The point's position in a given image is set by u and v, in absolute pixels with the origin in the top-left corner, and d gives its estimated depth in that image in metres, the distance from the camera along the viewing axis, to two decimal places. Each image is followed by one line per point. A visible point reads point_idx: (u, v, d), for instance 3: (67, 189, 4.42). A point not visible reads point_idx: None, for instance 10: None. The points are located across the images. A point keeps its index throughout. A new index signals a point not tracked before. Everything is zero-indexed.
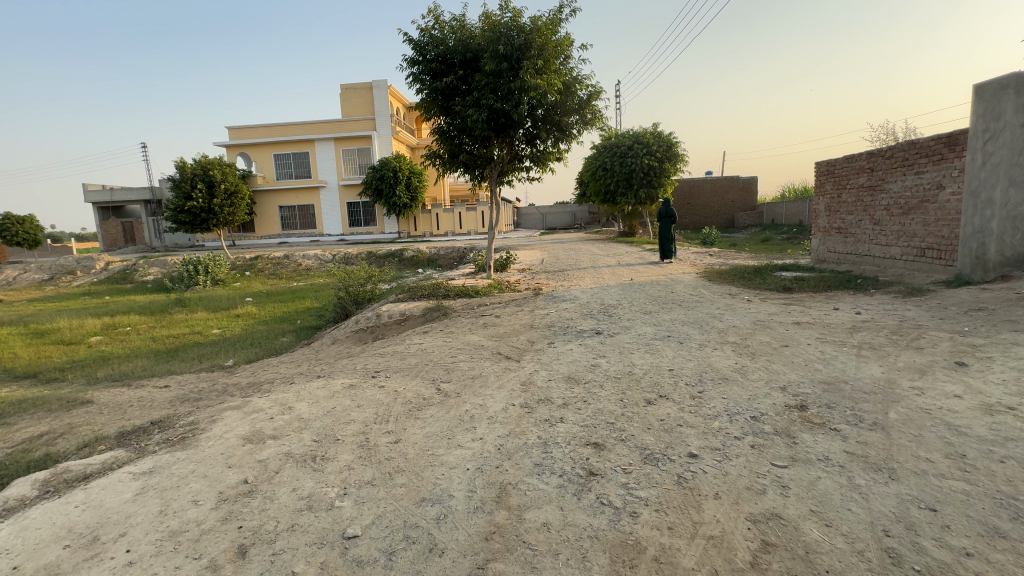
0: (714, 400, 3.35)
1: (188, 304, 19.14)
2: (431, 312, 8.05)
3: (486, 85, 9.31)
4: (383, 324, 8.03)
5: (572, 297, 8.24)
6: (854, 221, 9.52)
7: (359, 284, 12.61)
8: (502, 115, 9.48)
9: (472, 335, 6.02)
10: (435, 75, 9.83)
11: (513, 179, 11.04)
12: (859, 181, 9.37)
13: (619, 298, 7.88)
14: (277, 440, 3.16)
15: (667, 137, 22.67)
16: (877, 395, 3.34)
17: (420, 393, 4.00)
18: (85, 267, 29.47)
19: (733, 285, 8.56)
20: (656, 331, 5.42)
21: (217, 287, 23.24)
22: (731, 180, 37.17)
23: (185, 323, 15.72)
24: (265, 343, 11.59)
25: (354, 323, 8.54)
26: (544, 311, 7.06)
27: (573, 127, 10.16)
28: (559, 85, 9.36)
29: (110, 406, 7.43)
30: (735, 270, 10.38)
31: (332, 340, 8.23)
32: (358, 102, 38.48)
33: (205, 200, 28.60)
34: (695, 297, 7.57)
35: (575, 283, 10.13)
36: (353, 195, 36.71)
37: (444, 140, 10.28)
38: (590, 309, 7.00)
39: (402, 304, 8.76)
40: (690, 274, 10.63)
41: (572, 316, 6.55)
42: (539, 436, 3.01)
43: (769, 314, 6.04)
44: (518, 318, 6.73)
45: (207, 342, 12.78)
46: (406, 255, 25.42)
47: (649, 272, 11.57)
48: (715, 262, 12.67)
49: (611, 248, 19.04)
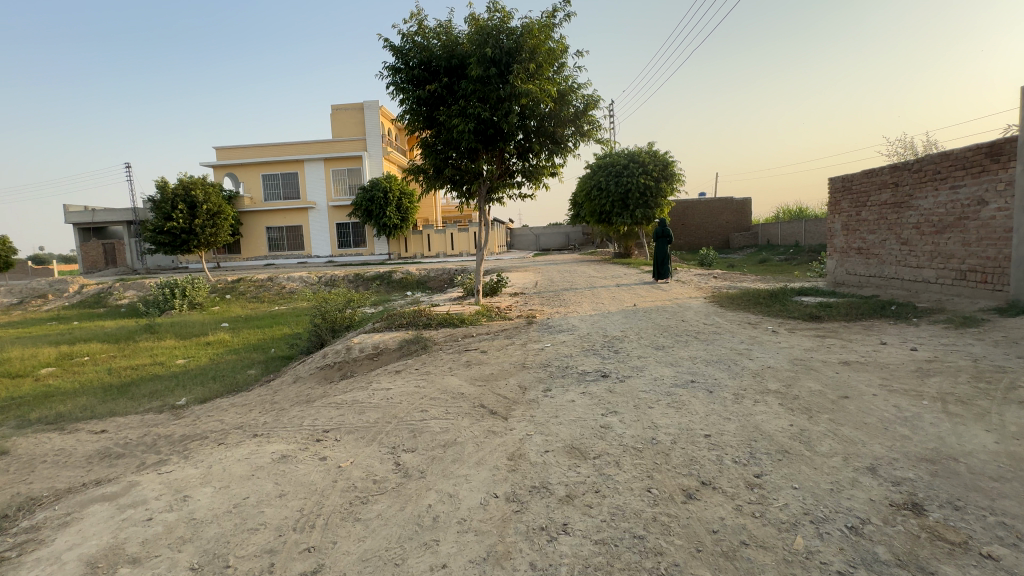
0: (784, 494, 2.33)
1: (158, 330, 17.96)
2: (408, 345, 7.03)
3: (473, 92, 8.52)
4: (353, 359, 6.99)
5: (570, 327, 7.27)
6: (877, 240, 8.71)
7: (336, 309, 11.59)
8: (490, 125, 8.70)
9: (452, 378, 4.98)
10: (417, 83, 9.03)
11: (503, 196, 10.15)
12: (882, 198, 8.57)
13: (625, 328, 6.85)
14: (138, 568, 2.10)
15: (663, 156, 22.14)
16: (1012, 483, 2.35)
17: (371, 471, 2.95)
18: (58, 290, 28.24)
19: (751, 312, 7.61)
20: (677, 375, 4.40)
21: (193, 312, 22.08)
22: (725, 202, 36.76)
23: (150, 352, 14.54)
24: (229, 376, 10.45)
25: (321, 357, 7.49)
26: (539, 346, 6.05)
27: (568, 138, 9.28)
28: (553, 93, 8.55)
29: (22, 459, 6.26)
30: (748, 295, 9.48)
31: (294, 378, 7.13)
32: (348, 123, 38.03)
33: (186, 221, 27.59)
34: (711, 328, 6.57)
35: (573, 309, 9.17)
36: (342, 216, 35.85)
37: (428, 154, 9.40)
38: (594, 343, 5.98)
39: (377, 335, 7.74)
40: (698, 299, 9.70)
41: (571, 352, 5.55)
42: (531, 564, 1.98)
43: (808, 350, 5.06)
44: (508, 355, 5.69)
45: (167, 374, 11.62)
46: (394, 277, 24.51)
47: (652, 295, 10.64)
48: (721, 285, 11.80)
49: (608, 270, 18.16)
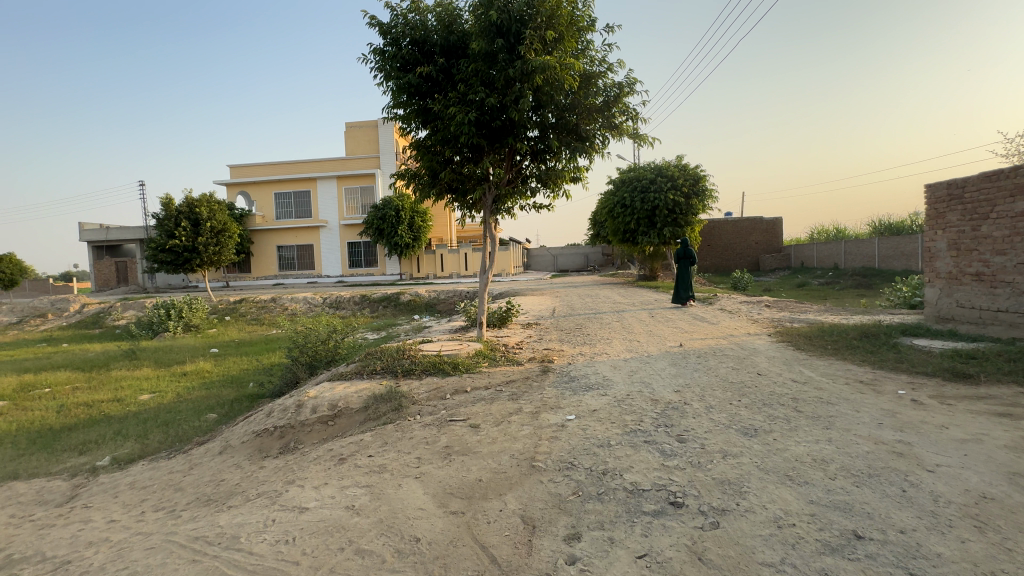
0: None
1: (140, 356, 16.48)
2: (376, 404, 5.11)
3: (474, 74, 6.79)
4: (300, 424, 5.10)
5: (601, 381, 5.26)
6: (1008, 264, 6.59)
7: (315, 340, 9.76)
8: (496, 116, 6.90)
9: (414, 489, 3.01)
10: (409, 67, 7.31)
11: (513, 207, 8.28)
12: (1016, 207, 6.47)
13: (681, 387, 4.79)
14: None
15: (694, 170, 20.22)
16: None
17: None
18: (59, 309, 27.44)
19: (852, 362, 5.50)
20: (818, 517, 2.34)
21: (187, 335, 20.66)
22: (755, 222, 34.41)
23: (117, 384, 12.90)
24: (179, 424, 8.62)
25: (263, 416, 5.61)
26: (557, 418, 4.07)
27: (595, 133, 7.36)
28: (576, 74, 6.74)
29: None
30: (830, 333, 7.34)
31: (222, 447, 5.26)
32: (363, 141, 37.30)
33: (189, 238, 26.54)
34: (812, 392, 4.47)
35: (602, 348, 7.16)
36: (354, 235, 34.60)
37: (422, 156, 7.68)
38: (640, 418, 3.95)
39: (342, 384, 5.86)
40: (761, 336, 7.60)
41: (608, 437, 3.56)
42: None
43: (1022, 453, 2.96)
44: (509, 438, 3.69)
45: (117, 416, 9.85)
46: (401, 299, 22.88)
47: (700, 329, 8.52)
48: (781, 317, 9.69)
49: (635, 295, 16.05)
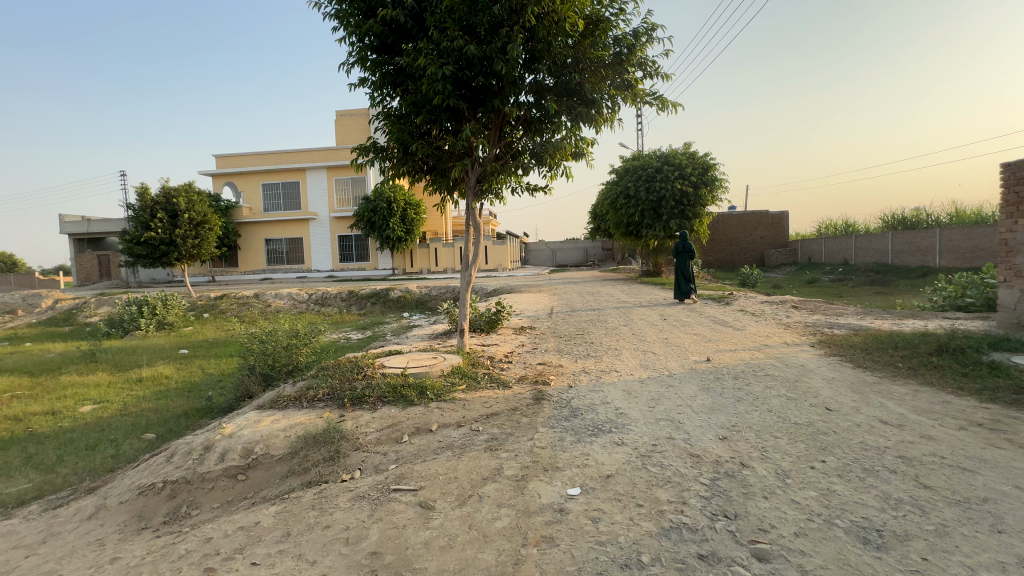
0: None
1: (100, 358, 15.01)
2: (306, 451, 3.71)
3: (450, 15, 5.33)
4: (199, 479, 3.71)
5: (614, 417, 3.85)
6: None
7: (273, 347, 8.33)
8: (478, 70, 5.47)
9: None
10: (372, 12, 5.85)
11: (502, 191, 6.86)
12: None
13: (728, 432, 3.41)
14: None
15: (703, 158, 18.77)
16: None
17: None
18: (29, 305, 25.95)
19: (950, 392, 4.12)
20: None
21: (158, 334, 19.18)
22: (761, 216, 33.00)
23: (62, 391, 11.47)
24: (104, 448, 7.22)
25: (161, 460, 4.21)
26: (555, 493, 2.67)
27: (602, 94, 5.92)
28: (577, 15, 5.32)
29: None
30: (890, 343, 5.95)
31: (96, 509, 3.86)
32: (353, 130, 35.75)
33: (166, 231, 24.96)
34: (923, 444, 3.09)
35: (611, 363, 5.75)
36: (344, 228, 33.12)
37: (391, 127, 6.24)
38: (683, 494, 2.57)
39: (268, 416, 4.43)
40: (803, 347, 6.23)
41: (640, 542, 2.16)
42: None
43: None
44: (476, 540, 2.29)
45: (41, 433, 8.44)
46: (391, 296, 21.48)
47: (727, 337, 7.13)
48: (816, 321, 8.31)
49: (641, 292, 14.68)
